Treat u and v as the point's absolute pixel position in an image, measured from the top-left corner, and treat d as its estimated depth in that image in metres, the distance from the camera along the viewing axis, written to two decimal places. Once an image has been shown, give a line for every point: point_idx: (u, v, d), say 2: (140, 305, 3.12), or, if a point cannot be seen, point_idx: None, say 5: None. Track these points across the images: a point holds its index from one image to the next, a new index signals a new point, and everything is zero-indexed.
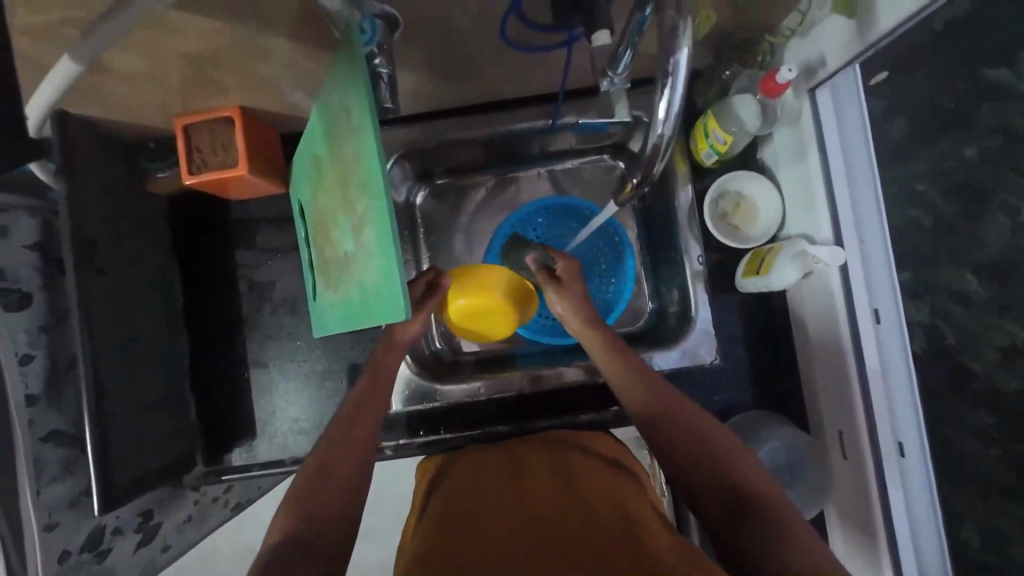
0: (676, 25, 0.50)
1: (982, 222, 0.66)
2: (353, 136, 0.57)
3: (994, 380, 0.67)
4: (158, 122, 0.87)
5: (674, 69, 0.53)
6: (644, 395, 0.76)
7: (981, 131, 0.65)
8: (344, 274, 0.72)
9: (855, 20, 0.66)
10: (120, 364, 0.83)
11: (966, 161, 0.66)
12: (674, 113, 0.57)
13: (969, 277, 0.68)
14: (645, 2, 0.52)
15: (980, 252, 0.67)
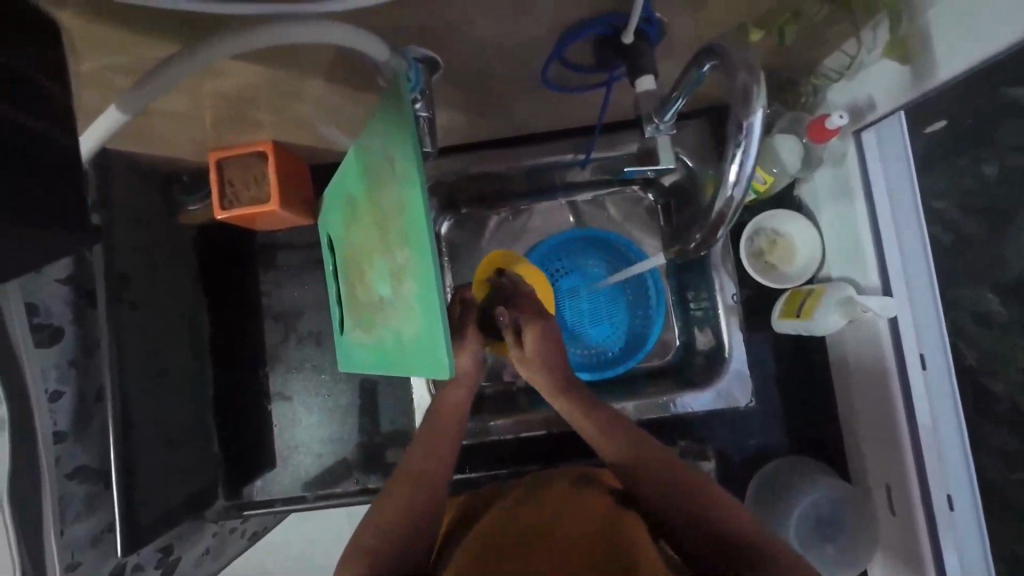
0: (749, 87, 0.52)
1: (1006, 238, 0.64)
2: (397, 186, 0.57)
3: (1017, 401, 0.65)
4: (192, 155, 0.88)
5: (747, 131, 0.54)
6: (623, 450, 0.71)
7: (1000, 149, 0.63)
8: (378, 317, 0.70)
9: (910, 68, 0.64)
10: (149, 399, 0.82)
11: (987, 179, 0.65)
12: (747, 174, 0.57)
13: (989, 295, 0.67)
14: (705, 59, 0.55)
15: (1003, 270, 0.65)
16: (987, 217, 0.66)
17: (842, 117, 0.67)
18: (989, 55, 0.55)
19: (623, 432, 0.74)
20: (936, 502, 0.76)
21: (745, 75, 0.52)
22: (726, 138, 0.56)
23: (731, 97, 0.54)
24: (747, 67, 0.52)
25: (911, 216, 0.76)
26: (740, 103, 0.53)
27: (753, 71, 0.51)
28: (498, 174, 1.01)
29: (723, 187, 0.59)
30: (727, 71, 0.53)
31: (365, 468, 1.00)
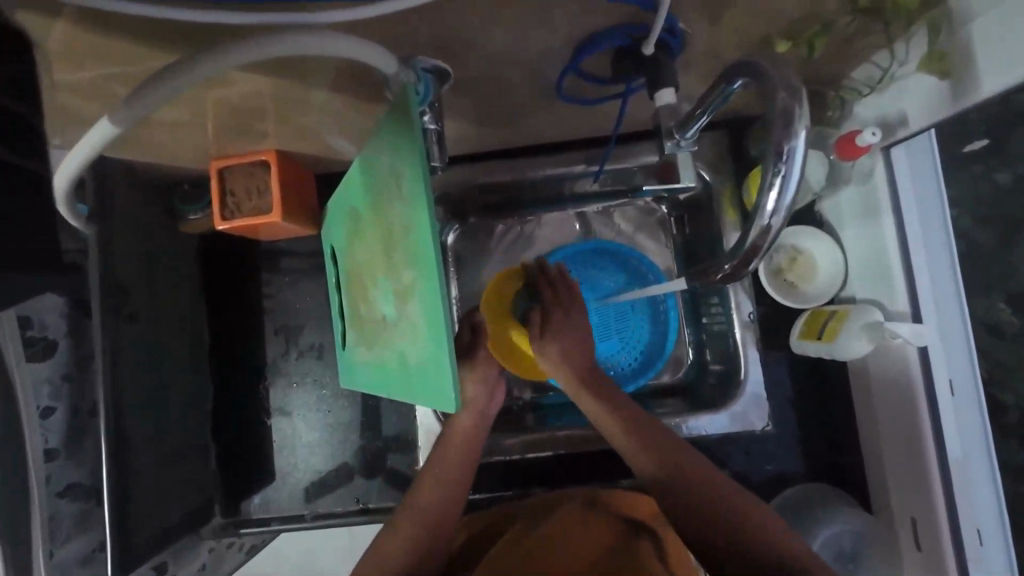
0: (791, 108, 0.48)
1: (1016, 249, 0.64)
2: (402, 203, 0.54)
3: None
4: (193, 163, 0.85)
5: (788, 156, 0.50)
6: (656, 466, 0.70)
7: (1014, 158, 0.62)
8: (382, 337, 0.67)
9: (948, 82, 0.61)
10: (144, 416, 0.80)
11: (1000, 188, 0.64)
12: (786, 204, 0.51)
13: (1003, 307, 0.66)
14: (736, 76, 0.53)
15: (1012, 279, 0.65)
16: (998, 225, 0.65)
17: (874, 134, 0.64)
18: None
19: (654, 446, 0.71)
20: (965, 537, 0.72)
21: (785, 95, 0.49)
22: (764, 162, 0.51)
23: (771, 119, 0.50)
24: (788, 87, 0.49)
25: (940, 238, 0.72)
26: (777, 126, 0.49)
27: (795, 91, 0.48)
28: (508, 185, 0.98)
29: (758, 217, 0.54)
30: (765, 92, 0.50)
31: (364, 488, 0.97)
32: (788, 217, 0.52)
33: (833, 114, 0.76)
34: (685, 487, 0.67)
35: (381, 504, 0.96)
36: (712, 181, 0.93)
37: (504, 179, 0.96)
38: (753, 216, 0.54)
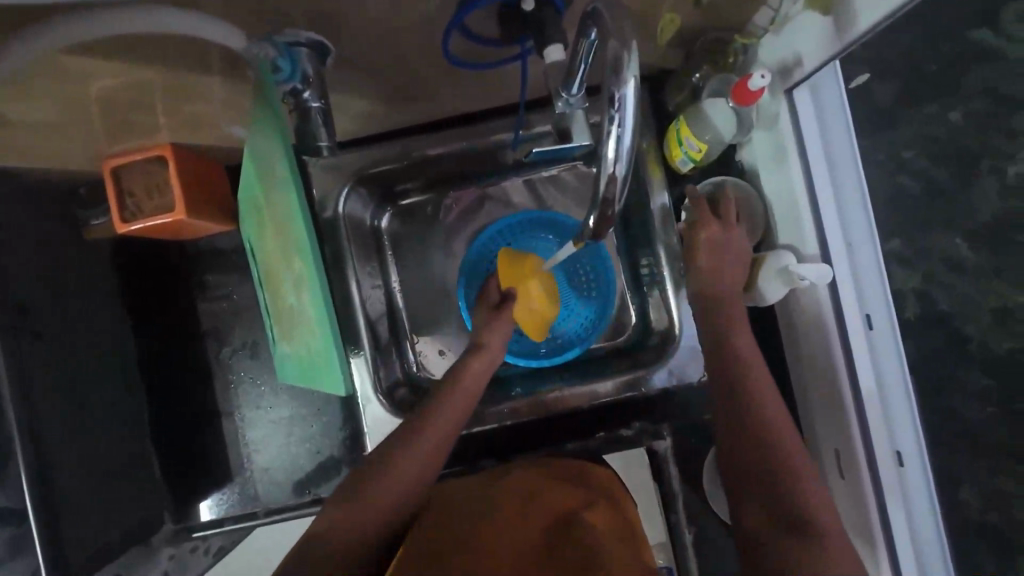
0: (620, 56, 0.47)
1: (971, 190, 0.68)
2: (283, 195, 0.53)
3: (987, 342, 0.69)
4: (88, 165, 0.81)
5: (620, 104, 0.49)
6: None
7: (968, 93, 0.67)
8: (292, 328, 0.66)
9: (830, 17, 0.61)
10: (68, 430, 0.77)
11: (953, 126, 0.69)
12: (626, 150, 0.51)
13: (961, 243, 0.70)
14: (586, 26, 0.50)
15: (969, 219, 0.69)
16: (949, 164, 0.69)
17: (762, 76, 0.64)
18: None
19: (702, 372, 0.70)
20: (884, 462, 0.75)
21: (615, 43, 0.47)
22: (600, 110, 0.50)
23: (603, 66, 0.48)
24: (619, 35, 0.47)
25: (851, 179, 0.77)
26: (610, 73, 0.48)
27: (623, 38, 0.47)
28: (428, 163, 0.95)
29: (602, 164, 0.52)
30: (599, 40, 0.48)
31: (313, 479, 0.97)
32: (630, 164, 0.52)
33: (735, 59, 0.75)
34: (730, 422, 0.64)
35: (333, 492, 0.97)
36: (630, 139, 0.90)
37: (427, 153, 0.92)
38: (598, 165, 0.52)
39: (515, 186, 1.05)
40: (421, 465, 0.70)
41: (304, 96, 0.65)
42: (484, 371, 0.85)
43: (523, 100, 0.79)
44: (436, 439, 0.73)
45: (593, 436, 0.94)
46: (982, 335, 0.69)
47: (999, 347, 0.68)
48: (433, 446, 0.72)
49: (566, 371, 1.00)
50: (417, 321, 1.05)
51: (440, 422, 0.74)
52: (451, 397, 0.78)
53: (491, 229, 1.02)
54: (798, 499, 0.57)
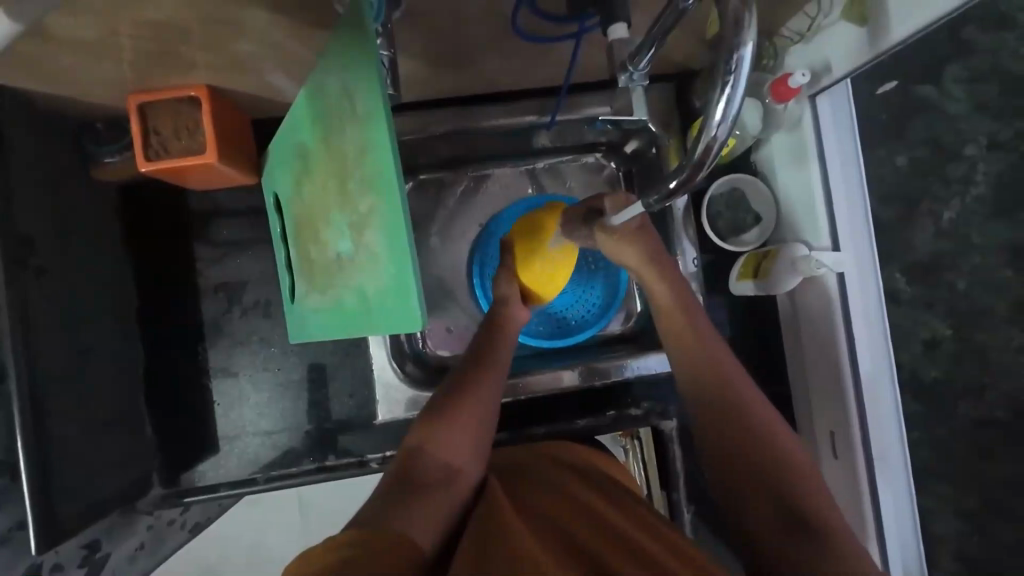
0: (741, 14, 0.43)
1: (911, 227, 0.82)
2: (356, 126, 0.52)
3: (918, 368, 0.84)
4: (108, 100, 0.76)
5: (736, 66, 0.45)
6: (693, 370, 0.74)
7: (913, 142, 0.81)
8: (336, 276, 0.64)
9: (866, 28, 0.67)
10: (68, 380, 0.72)
11: (899, 169, 0.82)
12: (733, 113, 0.47)
13: (899, 275, 0.83)
14: None
15: (911, 252, 0.83)
16: (900, 202, 0.83)
17: (803, 76, 0.72)
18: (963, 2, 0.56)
19: (702, 361, 0.74)
20: (875, 445, 0.84)
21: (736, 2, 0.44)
22: (712, 71, 0.46)
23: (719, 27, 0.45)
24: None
25: (856, 185, 0.84)
26: (730, 28, 0.44)
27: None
28: (451, 135, 0.95)
29: (705, 127, 0.48)
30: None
31: (317, 445, 0.96)
32: (734, 127, 0.47)
33: (768, 62, 0.82)
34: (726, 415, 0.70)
35: (339, 460, 0.96)
36: (657, 132, 0.95)
37: (444, 130, 0.93)
38: (699, 126, 0.48)
39: (518, 174, 1.07)
40: (472, 441, 0.72)
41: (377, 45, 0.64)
42: (509, 346, 0.83)
43: (568, 80, 0.82)
44: (480, 414, 0.74)
45: (604, 414, 0.98)
46: (915, 359, 0.84)
47: (928, 375, 0.84)
48: (479, 423, 0.74)
49: (576, 350, 1.03)
50: (428, 297, 1.04)
51: (485, 400, 0.76)
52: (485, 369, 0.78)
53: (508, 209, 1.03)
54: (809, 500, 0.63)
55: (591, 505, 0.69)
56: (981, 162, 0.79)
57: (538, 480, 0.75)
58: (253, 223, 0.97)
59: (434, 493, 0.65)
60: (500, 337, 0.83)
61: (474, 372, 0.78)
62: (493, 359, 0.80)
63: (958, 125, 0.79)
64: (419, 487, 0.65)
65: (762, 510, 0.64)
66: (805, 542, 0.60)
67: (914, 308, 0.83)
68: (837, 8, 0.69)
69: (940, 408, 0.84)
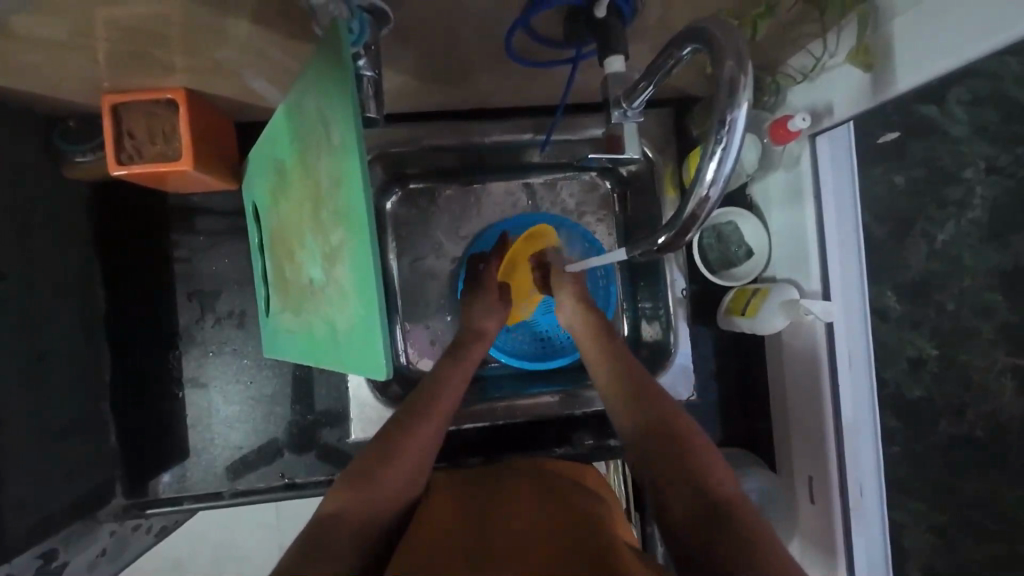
0: (737, 78, 0.44)
1: (906, 246, 0.76)
2: (329, 156, 0.49)
3: (902, 388, 0.79)
4: (78, 98, 0.73)
5: (730, 127, 0.45)
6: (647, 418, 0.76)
7: (910, 162, 0.73)
8: (308, 301, 0.62)
9: (870, 75, 0.65)
10: (19, 392, 0.69)
11: (897, 187, 0.75)
12: (726, 175, 0.47)
13: (890, 294, 0.78)
14: (686, 42, 0.49)
15: (904, 272, 0.76)
16: (891, 225, 0.77)
17: (804, 120, 0.70)
18: (968, 61, 0.54)
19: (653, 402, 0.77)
20: (851, 493, 0.82)
21: (733, 64, 0.45)
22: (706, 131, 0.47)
23: (715, 89, 0.46)
24: (735, 56, 0.45)
25: (851, 225, 0.81)
26: (725, 97, 0.46)
27: (742, 60, 0.44)
28: (440, 149, 0.92)
29: (696, 187, 0.49)
30: (714, 59, 0.46)
31: (293, 462, 0.94)
32: (726, 188, 0.48)
33: (768, 99, 0.81)
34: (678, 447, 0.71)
35: (309, 478, 0.93)
36: (654, 159, 0.93)
37: (437, 144, 0.91)
38: (692, 185, 0.49)
39: (510, 190, 1.02)
40: (421, 458, 0.74)
41: (359, 66, 0.62)
42: (459, 388, 0.82)
43: (563, 104, 0.79)
44: (422, 452, 0.74)
45: (581, 443, 0.97)
46: (897, 380, 0.79)
47: (910, 393, 0.78)
48: (418, 461, 0.73)
49: (560, 376, 1.01)
50: (411, 311, 1.02)
51: (437, 425, 0.78)
52: (423, 384, 0.82)
53: (496, 229, 1.00)
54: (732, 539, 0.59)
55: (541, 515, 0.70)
56: (978, 184, 0.67)
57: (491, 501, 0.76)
58: (231, 228, 0.94)
59: (365, 518, 0.65)
60: (457, 377, 0.83)
61: (416, 417, 0.76)
62: (437, 400, 0.78)
63: (957, 147, 0.68)
64: (358, 508, 0.65)
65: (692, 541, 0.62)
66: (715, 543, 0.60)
67: (899, 328, 0.78)
68: (842, 52, 0.67)
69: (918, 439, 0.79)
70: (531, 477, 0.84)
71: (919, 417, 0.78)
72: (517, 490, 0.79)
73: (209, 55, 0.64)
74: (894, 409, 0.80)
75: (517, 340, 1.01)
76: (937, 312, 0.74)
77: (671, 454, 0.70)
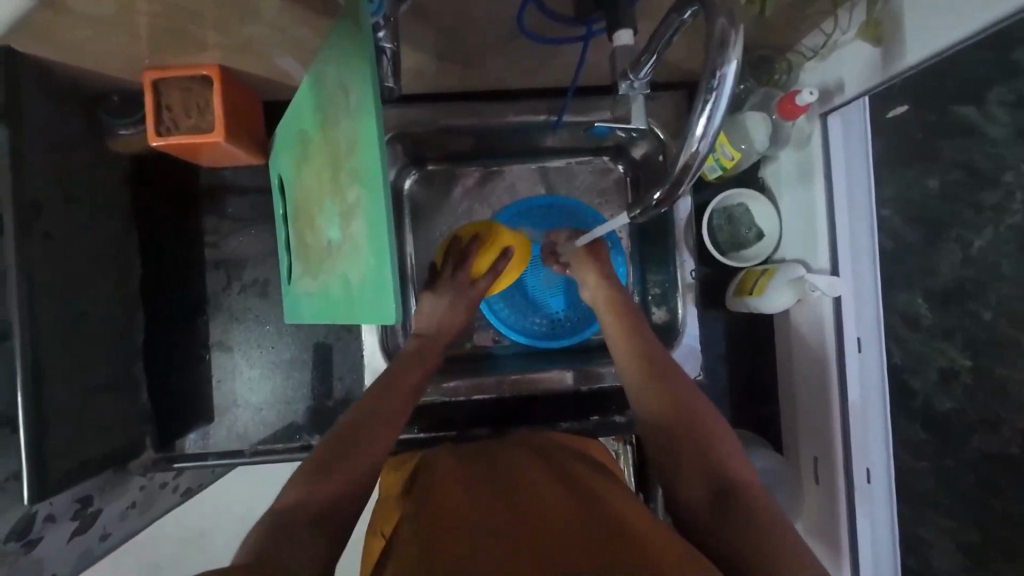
0: (727, 32, 0.48)
1: (938, 252, 0.69)
2: (348, 119, 0.53)
3: (931, 401, 0.72)
4: (123, 75, 0.79)
5: (719, 82, 0.50)
6: (660, 402, 0.76)
7: (946, 164, 0.67)
8: (326, 261, 0.65)
9: (880, 49, 0.66)
10: (63, 342, 0.75)
11: (929, 192, 0.69)
12: (715, 129, 0.53)
13: (920, 301, 0.72)
14: (686, 6, 0.52)
15: (932, 279, 0.70)
16: (921, 228, 0.71)
17: (811, 94, 0.71)
18: (969, 35, 0.55)
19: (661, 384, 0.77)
20: (856, 476, 0.82)
21: (724, 21, 0.48)
22: (697, 86, 0.52)
23: (707, 45, 0.50)
24: (727, 14, 0.49)
25: (863, 207, 0.79)
26: (715, 49, 0.49)
27: (733, 17, 0.48)
28: (456, 130, 0.95)
29: (689, 141, 0.55)
30: (706, 18, 0.50)
31: (313, 424, 0.99)
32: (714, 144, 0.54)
33: (780, 77, 0.82)
34: (691, 427, 0.72)
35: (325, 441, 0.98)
36: (667, 141, 0.91)
37: (453, 125, 0.93)
38: (683, 140, 0.55)
39: (525, 172, 1.05)
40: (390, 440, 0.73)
41: (379, 37, 0.65)
42: (427, 366, 0.85)
43: (575, 83, 0.81)
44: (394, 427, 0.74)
45: (587, 418, 0.99)
46: (926, 392, 0.73)
47: (941, 406, 0.71)
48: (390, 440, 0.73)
49: (569, 353, 1.03)
50: (426, 288, 1.05)
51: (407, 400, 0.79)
52: (399, 359, 0.85)
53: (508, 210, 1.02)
54: (740, 516, 0.61)
55: (540, 489, 0.71)
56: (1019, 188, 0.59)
57: (471, 478, 0.76)
58: (258, 203, 0.99)
59: (331, 515, 0.62)
60: (421, 369, 0.84)
61: (387, 391, 0.78)
62: (404, 375, 0.81)
63: (995, 148, 0.61)
64: (321, 508, 0.62)
65: (696, 522, 0.64)
66: (734, 515, 0.61)
67: (930, 337, 0.71)
68: (852, 28, 0.68)
69: (949, 453, 0.71)
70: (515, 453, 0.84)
71: (952, 434, 0.70)
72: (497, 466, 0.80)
73: (242, 32, 0.69)
74: (922, 420, 0.74)
75: (528, 318, 1.03)
76: (971, 320, 0.66)
77: (682, 436, 0.72)
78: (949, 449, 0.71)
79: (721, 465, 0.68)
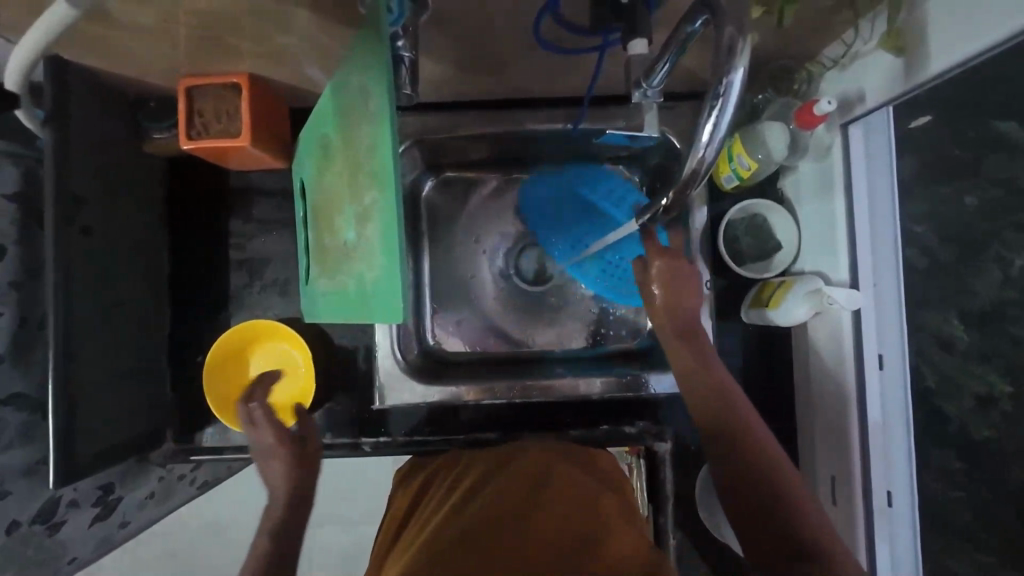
0: (735, 41, 0.48)
1: (975, 272, 0.68)
2: (366, 126, 0.55)
3: (966, 426, 0.71)
4: (160, 81, 0.83)
5: (725, 89, 0.50)
6: (715, 411, 0.73)
7: (984, 180, 0.66)
8: (342, 264, 0.67)
9: (903, 59, 0.65)
10: (94, 332, 0.79)
11: (966, 210, 0.68)
12: (720, 135, 0.53)
13: (956, 323, 0.70)
14: (697, 15, 0.52)
15: (970, 300, 0.69)
16: (956, 245, 0.70)
17: (830, 103, 0.69)
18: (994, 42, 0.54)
19: (716, 392, 0.74)
20: (875, 498, 0.80)
21: (732, 29, 0.49)
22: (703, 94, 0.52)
23: (716, 52, 0.50)
24: (736, 22, 0.49)
25: (887, 219, 0.78)
26: (723, 56, 0.49)
27: (742, 25, 0.48)
28: (472, 137, 0.96)
29: (694, 149, 0.55)
30: (716, 26, 0.50)
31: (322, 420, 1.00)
32: (719, 151, 0.54)
33: (799, 87, 0.81)
34: (740, 435, 0.70)
35: (335, 440, 1.00)
36: (681, 149, 0.92)
37: (472, 131, 0.94)
38: (690, 146, 0.55)
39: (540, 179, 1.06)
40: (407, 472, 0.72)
41: (399, 46, 0.68)
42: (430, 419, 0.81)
43: (591, 92, 0.82)
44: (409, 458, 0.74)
45: (595, 427, 0.98)
46: (962, 419, 0.71)
47: (978, 433, 0.70)
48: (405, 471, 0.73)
49: (581, 360, 1.03)
50: (440, 291, 1.06)
51: None
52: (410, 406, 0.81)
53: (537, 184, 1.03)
54: (802, 536, 0.61)
55: (551, 502, 0.69)
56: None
57: (494, 473, 0.77)
58: (281, 205, 1.03)
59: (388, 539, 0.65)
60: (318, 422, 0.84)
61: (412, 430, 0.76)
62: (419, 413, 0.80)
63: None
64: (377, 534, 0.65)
65: (750, 520, 0.65)
66: (785, 532, 0.62)
67: (965, 361, 0.70)
68: (874, 38, 0.68)
69: (987, 483, 0.70)
70: (504, 449, 0.84)
71: (989, 462, 0.69)
72: (507, 459, 0.80)
73: (272, 41, 0.72)
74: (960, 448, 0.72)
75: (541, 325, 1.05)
76: (1011, 343, 0.64)
77: (733, 448, 0.70)
78: (990, 481, 0.70)
79: (774, 479, 0.67)
